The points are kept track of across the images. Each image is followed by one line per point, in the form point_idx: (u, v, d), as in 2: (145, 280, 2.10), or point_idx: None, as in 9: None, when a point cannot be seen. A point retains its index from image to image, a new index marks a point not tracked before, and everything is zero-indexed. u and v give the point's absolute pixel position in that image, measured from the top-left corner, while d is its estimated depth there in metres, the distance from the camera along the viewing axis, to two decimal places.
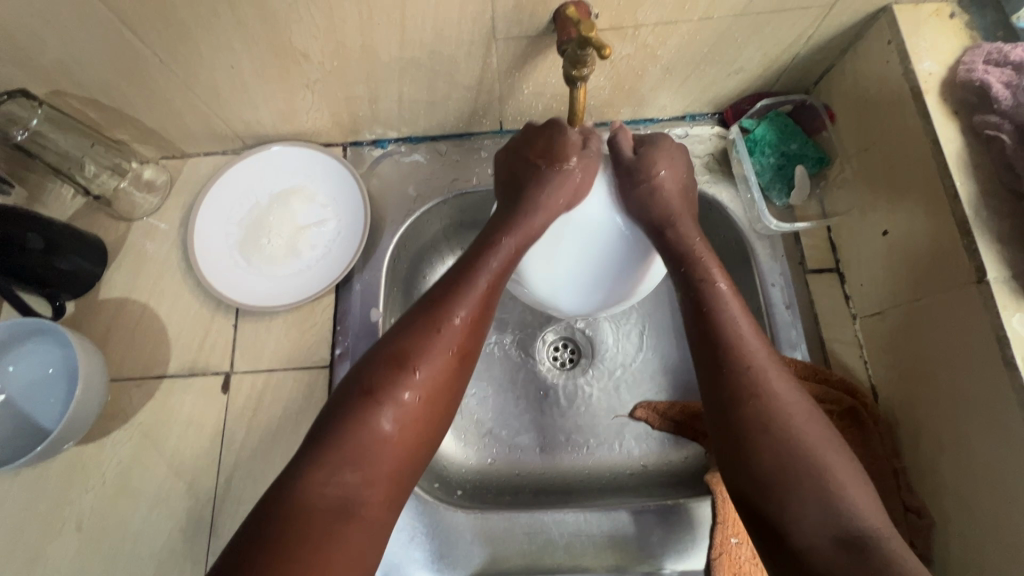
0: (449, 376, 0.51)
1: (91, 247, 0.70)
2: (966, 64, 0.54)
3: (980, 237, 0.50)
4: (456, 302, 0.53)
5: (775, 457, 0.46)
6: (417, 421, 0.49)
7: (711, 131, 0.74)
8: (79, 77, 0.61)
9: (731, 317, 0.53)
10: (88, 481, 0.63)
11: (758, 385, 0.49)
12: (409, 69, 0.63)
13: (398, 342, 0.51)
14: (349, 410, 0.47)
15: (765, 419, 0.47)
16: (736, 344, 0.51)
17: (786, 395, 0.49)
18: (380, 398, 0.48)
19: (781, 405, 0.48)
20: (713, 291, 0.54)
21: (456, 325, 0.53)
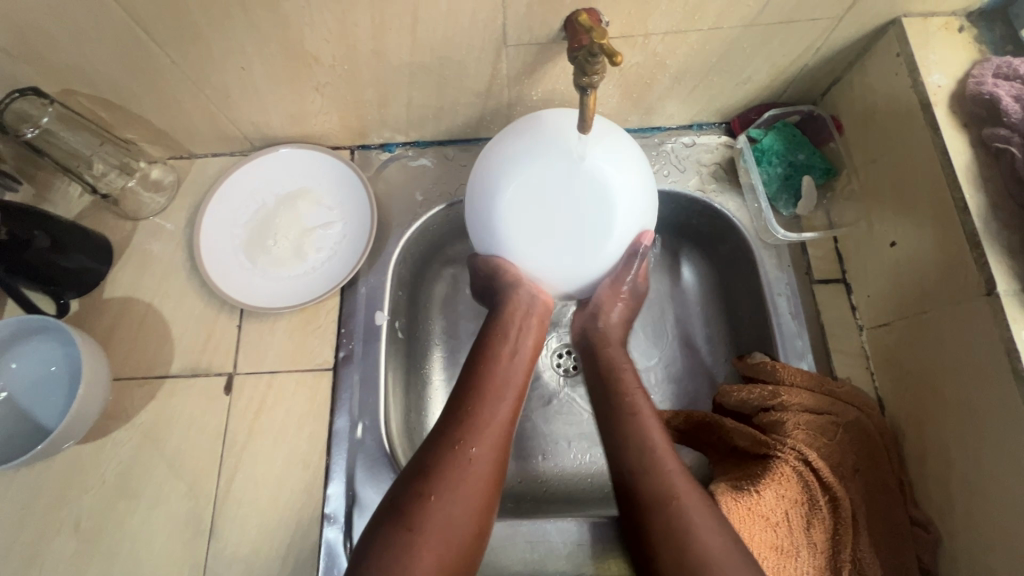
0: (483, 479, 0.52)
1: (97, 245, 0.70)
2: (975, 77, 0.55)
3: (989, 249, 0.50)
4: (482, 408, 0.55)
5: (662, 522, 0.49)
6: (451, 525, 0.48)
7: (718, 140, 0.75)
8: (91, 76, 0.61)
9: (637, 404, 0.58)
10: (88, 481, 0.63)
11: (651, 474, 0.52)
12: (419, 74, 0.63)
13: (427, 454, 0.52)
14: (387, 525, 0.48)
15: (665, 506, 0.50)
16: (632, 433, 0.56)
17: (686, 490, 0.51)
18: (412, 510, 0.48)
19: (671, 490, 0.51)
20: (632, 403, 0.59)
21: (479, 426, 0.54)
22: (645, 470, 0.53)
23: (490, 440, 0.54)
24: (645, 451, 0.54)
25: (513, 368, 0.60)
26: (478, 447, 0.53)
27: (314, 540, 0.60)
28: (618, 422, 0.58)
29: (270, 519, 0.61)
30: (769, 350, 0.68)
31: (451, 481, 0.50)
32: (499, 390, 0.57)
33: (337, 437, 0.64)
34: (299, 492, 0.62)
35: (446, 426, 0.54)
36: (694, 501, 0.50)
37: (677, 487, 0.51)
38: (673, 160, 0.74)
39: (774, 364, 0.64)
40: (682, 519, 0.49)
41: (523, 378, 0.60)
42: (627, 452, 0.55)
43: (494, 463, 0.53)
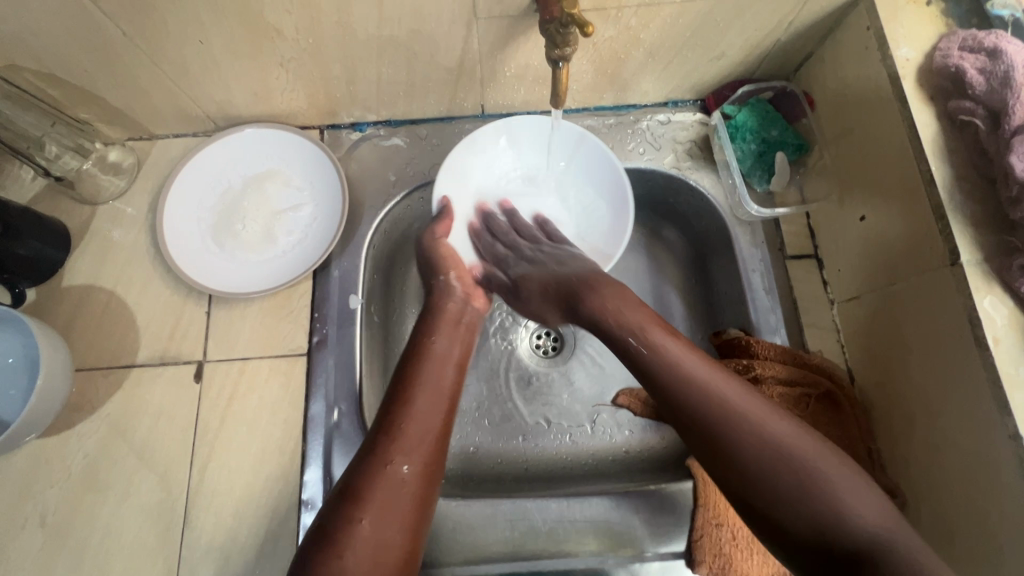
0: (413, 496, 0.50)
1: (53, 231, 0.67)
2: (942, 50, 0.55)
3: (954, 219, 0.51)
4: (389, 423, 0.53)
5: (775, 464, 0.46)
6: (380, 548, 0.47)
7: (693, 117, 0.74)
8: (36, 50, 0.57)
9: (694, 368, 0.52)
10: (53, 475, 0.61)
11: (751, 434, 0.47)
12: (388, 48, 0.61)
13: (357, 474, 0.50)
14: (310, 547, 0.46)
15: (776, 451, 0.46)
16: (685, 383, 0.51)
17: (783, 429, 0.48)
18: (337, 530, 0.47)
19: (761, 431, 0.48)
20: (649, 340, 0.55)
21: (408, 439, 0.52)
22: (738, 427, 0.48)
23: (423, 457, 0.52)
24: (727, 406, 0.49)
25: (444, 377, 0.58)
26: (412, 458, 0.52)
27: (292, 526, 0.60)
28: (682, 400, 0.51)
29: (246, 507, 0.60)
30: (743, 325, 0.68)
31: (376, 504, 0.48)
32: (423, 399, 0.55)
33: (313, 423, 0.63)
34: (275, 479, 0.61)
35: (375, 442, 0.52)
36: (773, 422, 0.48)
37: (706, 375, 0.51)
38: (648, 138, 0.74)
39: (748, 339, 0.65)
40: (795, 450, 0.46)
41: (456, 385, 0.59)
42: (716, 424, 0.49)
43: (426, 480, 0.52)
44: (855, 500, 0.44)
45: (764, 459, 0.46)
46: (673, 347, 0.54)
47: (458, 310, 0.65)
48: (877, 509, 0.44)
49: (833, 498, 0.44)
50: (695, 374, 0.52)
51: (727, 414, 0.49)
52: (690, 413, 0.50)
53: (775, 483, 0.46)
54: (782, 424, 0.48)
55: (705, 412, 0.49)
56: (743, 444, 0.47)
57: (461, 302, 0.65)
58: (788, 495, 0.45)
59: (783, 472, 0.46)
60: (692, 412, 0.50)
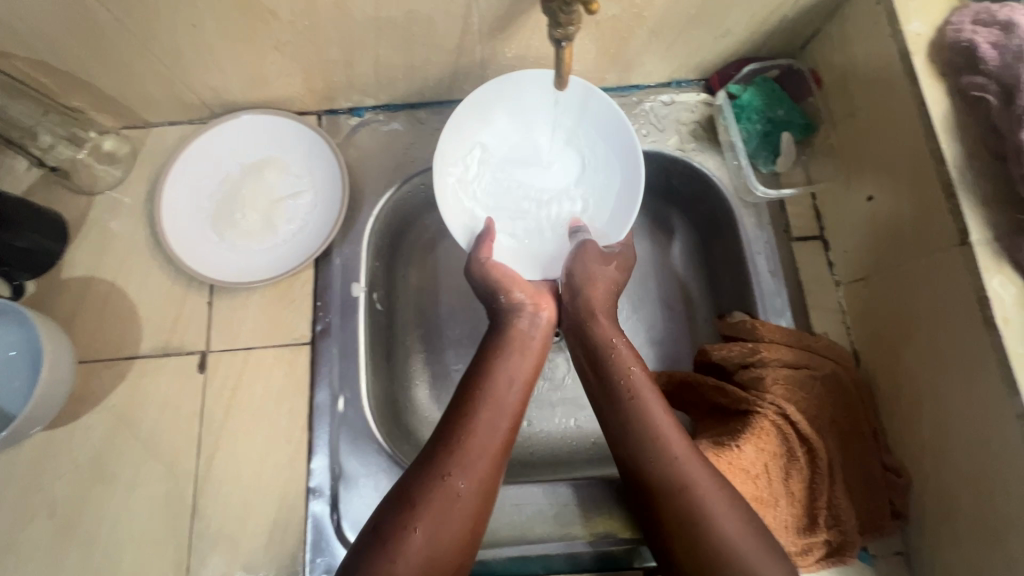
0: (468, 515, 0.51)
1: (50, 222, 0.66)
2: (954, 25, 0.53)
3: (964, 199, 0.50)
4: (446, 441, 0.54)
5: (675, 490, 0.51)
6: (432, 560, 0.49)
7: (697, 98, 0.73)
8: (24, 36, 0.56)
9: (652, 412, 0.56)
10: (61, 466, 0.61)
11: (673, 469, 0.52)
12: (386, 29, 0.60)
13: (410, 485, 0.52)
14: (365, 557, 0.48)
15: (696, 523, 0.50)
16: (611, 373, 0.59)
17: (710, 486, 0.51)
18: (388, 540, 0.48)
19: (669, 453, 0.53)
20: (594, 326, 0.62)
21: (469, 455, 0.53)
22: (682, 495, 0.51)
23: (482, 476, 0.53)
24: (660, 444, 0.54)
25: (509, 395, 0.58)
26: (470, 473, 0.52)
27: (300, 514, 0.60)
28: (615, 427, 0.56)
29: (254, 495, 0.60)
30: (748, 308, 0.68)
31: (430, 518, 0.50)
32: (490, 418, 0.55)
33: (318, 411, 0.63)
34: (282, 468, 0.61)
35: (432, 454, 0.54)
36: (677, 438, 0.54)
37: (642, 387, 0.58)
38: (652, 119, 0.73)
39: (753, 322, 0.65)
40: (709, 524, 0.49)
41: (520, 404, 0.58)
42: (645, 465, 0.53)
43: (482, 497, 0.52)
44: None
45: (676, 473, 0.52)
46: (637, 377, 0.58)
47: (528, 328, 0.63)
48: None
49: (736, 573, 0.48)
50: (651, 415, 0.56)
51: (652, 445, 0.54)
52: (623, 442, 0.55)
53: (676, 505, 0.51)
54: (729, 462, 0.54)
55: (643, 478, 0.53)
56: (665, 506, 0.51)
57: (533, 317, 0.63)
58: (677, 515, 0.50)
59: (687, 485, 0.51)
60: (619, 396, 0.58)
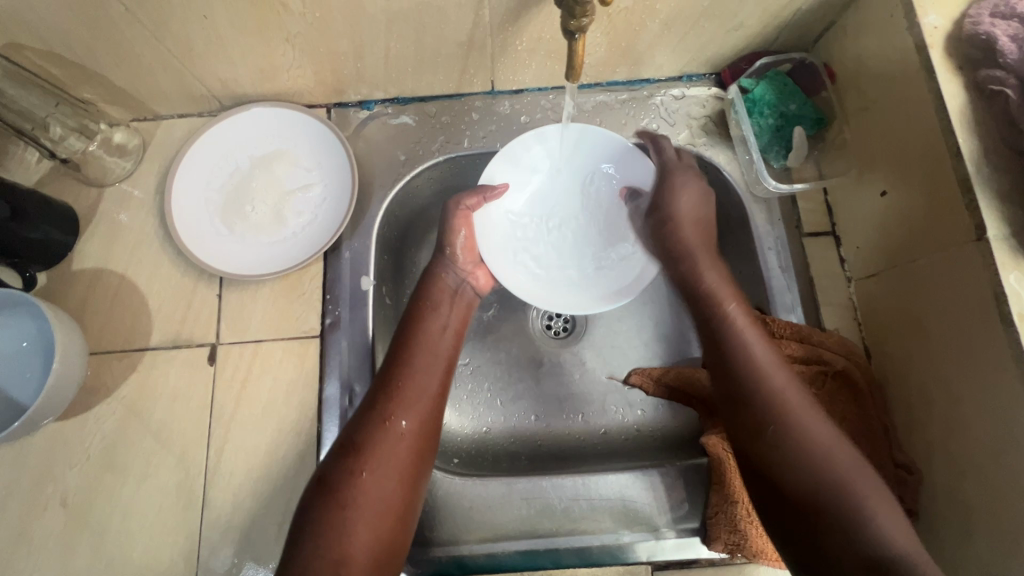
0: (411, 450, 0.52)
1: (60, 214, 0.66)
2: (972, 17, 0.53)
3: (982, 194, 0.50)
4: (384, 387, 0.55)
5: (818, 485, 0.48)
6: (381, 498, 0.49)
7: (708, 92, 0.73)
8: (36, 27, 0.56)
9: (756, 352, 0.54)
10: (72, 457, 0.61)
11: (783, 417, 0.51)
12: (396, 22, 0.59)
13: (353, 429, 0.52)
14: (312, 502, 0.49)
15: (830, 476, 0.48)
16: (749, 364, 0.54)
17: (819, 430, 0.50)
18: (338, 485, 0.49)
19: (804, 432, 0.50)
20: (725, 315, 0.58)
21: (408, 397, 0.54)
22: (785, 436, 0.50)
23: (424, 416, 0.54)
24: (790, 419, 0.50)
25: (440, 341, 0.60)
26: (413, 411, 0.54)
27: None
28: (729, 373, 0.54)
29: (264, 487, 0.61)
30: (759, 304, 0.68)
31: (375, 456, 0.50)
32: (426, 363, 0.57)
33: (328, 404, 0.63)
34: (292, 460, 0.61)
35: (374, 399, 0.54)
36: (808, 413, 0.51)
37: (764, 357, 0.54)
38: (663, 113, 0.72)
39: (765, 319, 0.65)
40: (840, 474, 0.48)
41: (453, 350, 0.60)
42: (759, 410, 0.52)
43: (425, 436, 0.54)
44: (887, 520, 0.46)
45: (808, 468, 0.48)
46: (743, 328, 0.56)
47: (464, 291, 0.66)
48: (903, 528, 0.46)
49: (860, 516, 0.46)
50: (749, 352, 0.55)
51: (761, 395, 0.52)
52: (745, 397, 0.53)
53: (811, 499, 0.48)
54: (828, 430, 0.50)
55: (757, 422, 0.52)
56: (786, 453, 0.50)
57: (458, 276, 0.66)
58: (828, 504, 0.47)
59: (821, 485, 0.48)
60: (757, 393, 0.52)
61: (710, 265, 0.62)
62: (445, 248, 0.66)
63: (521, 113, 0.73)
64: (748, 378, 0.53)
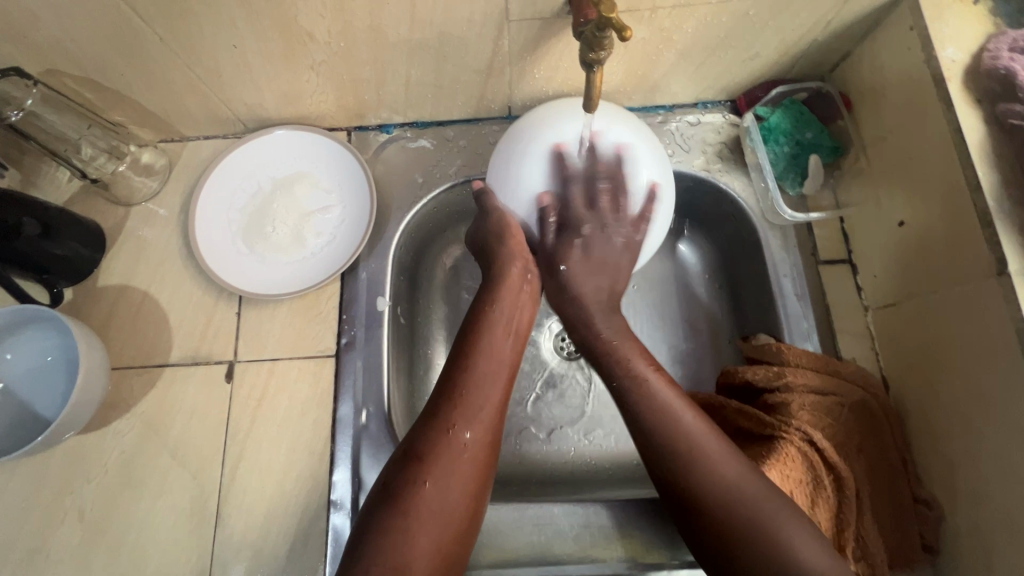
0: (475, 462, 0.50)
1: (88, 232, 0.68)
2: (991, 51, 0.53)
3: (1002, 228, 0.49)
4: (450, 400, 0.53)
5: (750, 526, 0.46)
6: (444, 509, 0.47)
7: (723, 119, 0.73)
8: (74, 54, 0.58)
9: (664, 402, 0.52)
10: (90, 471, 0.62)
11: (725, 546, 0.46)
12: (418, 51, 0.61)
13: (417, 437, 0.51)
14: (378, 511, 0.47)
15: (747, 517, 0.46)
16: (643, 398, 0.53)
17: (750, 484, 0.48)
18: (402, 495, 0.47)
19: (719, 474, 0.48)
20: (632, 369, 0.55)
21: (472, 404, 0.53)
22: (736, 544, 0.46)
23: (486, 433, 0.52)
24: (692, 463, 0.49)
25: (503, 347, 0.58)
26: (477, 417, 0.52)
27: (321, 526, 0.60)
28: (652, 449, 0.51)
29: (276, 505, 0.61)
30: (774, 331, 0.67)
31: (439, 467, 0.49)
32: (490, 371, 0.55)
33: (341, 425, 0.64)
34: (305, 479, 0.62)
35: (437, 406, 0.53)
36: (727, 462, 0.49)
37: (676, 403, 0.52)
38: (678, 139, 0.72)
39: (778, 346, 0.64)
40: (756, 501, 0.47)
41: (515, 358, 0.58)
42: (697, 480, 0.48)
43: (490, 441, 0.52)
44: (806, 553, 0.44)
45: (714, 497, 0.47)
46: (644, 374, 0.55)
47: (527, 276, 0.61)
48: (819, 552, 0.45)
49: (779, 547, 0.45)
50: (683, 432, 0.50)
51: (699, 511, 0.47)
52: (659, 456, 0.50)
53: (733, 531, 0.46)
54: (740, 467, 0.49)
55: (667, 474, 0.49)
56: (696, 511, 0.48)
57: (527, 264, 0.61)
58: (758, 557, 0.45)
59: (745, 525, 0.46)
60: (657, 442, 0.51)
61: (639, 354, 0.57)
62: (509, 238, 0.60)
63: None
64: (668, 434, 0.51)
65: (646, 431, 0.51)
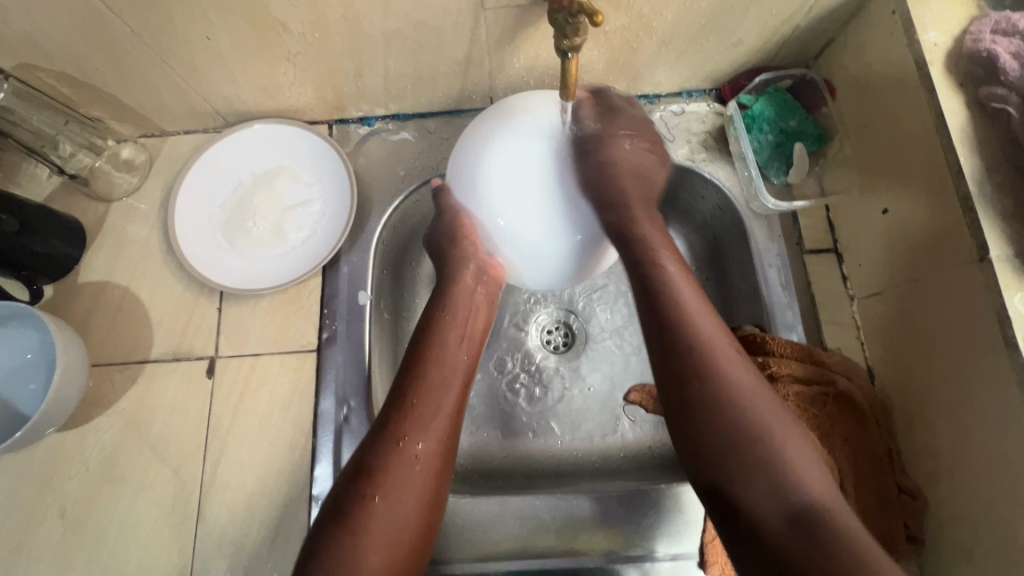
0: (427, 474, 0.50)
1: (68, 229, 0.68)
2: (973, 34, 0.52)
3: (984, 213, 0.48)
4: (404, 413, 0.52)
5: (742, 432, 0.47)
6: (396, 524, 0.47)
7: (708, 108, 0.72)
8: (46, 47, 0.58)
9: (689, 304, 0.52)
10: (71, 468, 0.62)
11: (722, 391, 0.48)
12: (395, 41, 0.60)
13: (368, 452, 0.50)
14: (325, 531, 0.46)
15: (754, 449, 0.46)
16: (682, 313, 0.52)
17: (744, 376, 0.49)
18: (351, 514, 0.47)
19: (732, 382, 0.49)
20: (659, 269, 0.54)
21: (426, 411, 0.52)
22: (725, 405, 0.48)
23: (438, 442, 0.52)
24: (710, 360, 0.49)
25: (458, 358, 0.57)
26: (429, 425, 0.52)
27: (303, 521, 0.60)
28: (670, 336, 0.51)
29: (258, 500, 0.61)
30: (759, 322, 0.67)
31: (388, 481, 0.48)
32: (444, 379, 0.55)
33: (322, 419, 0.63)
34: (286, 474, 0.62)
35: (387, 417, 0.52)
36: (741, 373, 0.49)
37: (694, 308, 0.52)
38: (662, 129, 0.72)
39: (762, 336, 0.63)
40: (741, 411, 0.47)
41: (468, 365, 0.58)
42: (708, 384, 0.49)
43: (444, 446, 0.52)
44: (807, 471, 0.46)
45: (731, 422, 0.47)
46: (676, 279, 0.54)
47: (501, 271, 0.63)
48: (820, 480, 0.46)
49: (783, 471, 0.45)
50: (678, 292, 0.53)
51: (704, 373, 0.49)
52: (677, 354, 0.50)
53: (733, 441, 0.47)
54: (750, 376, 0.49)
55: (682, 374, 0.50)
56: (712, 429, 0.48)
57: (482, 264, 0.62)
58: (747, 474, 0.46)
59: (751, 442, 0.46)
60: (677, 338, 0.51)
61: (668, 253, 0.56)
62: (463, 241, 0.61)
63: None
64: (693, 381, 0.49)
65: (661, 310, 0.52)
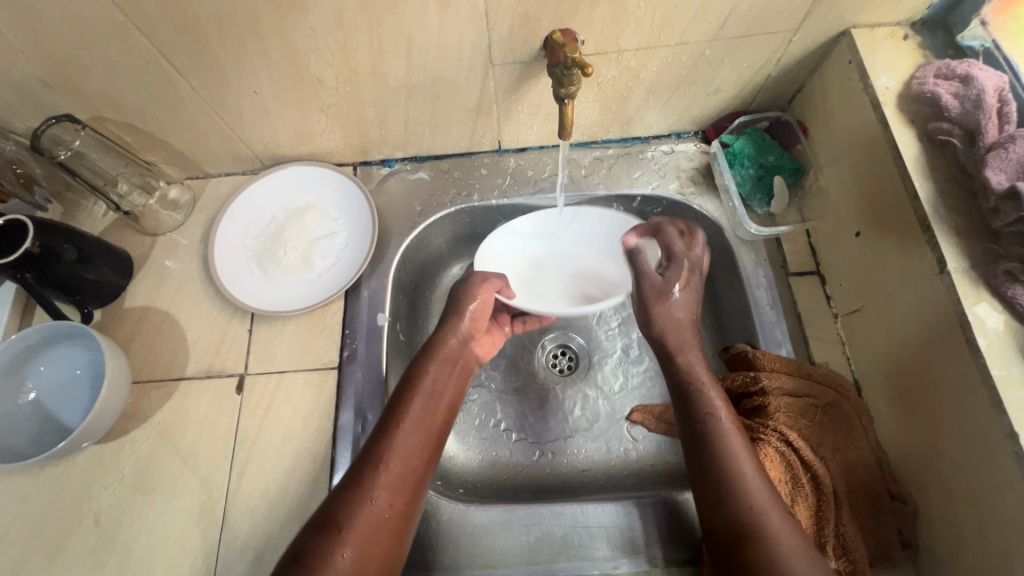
0: (412, 470, 0.55)
1: (118, 259, 0.75)
2: (918, 79, 0.60)
3: (940, 231, 0.54)
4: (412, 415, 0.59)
5: (760, 533, 0.50)
6: (379, 533, 0.51)
7: (694, 147, 0.80)
8: (117, 101, 0.67)
9: (737, 454, 0.55)
10: (107, 477, 0.66)
11: (737, 492, 0.53)
12: (415, 93, 0.69)
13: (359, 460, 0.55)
14: (313, 536, 0.49)
15: (765, 544, 0.49)
16: (725, 460, 0.55)
17: (779, 516, 0.51)
18: (344, 524, 0.49)
19: (762, 508, 0.51)
20: (713, 410, 0.58)
21: (392, 475, 0.54)
22: (748, 512, 0.51)
23: (393, 493, 0.53)
24: (747, 484, 0.53)
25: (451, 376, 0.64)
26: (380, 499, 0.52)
27: None
28: (709, 467, 0.55)
29: (279, 508, 0.64)
30: (750, 339, 0.71)
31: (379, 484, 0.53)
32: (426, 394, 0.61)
33: (342, 432, 0.67)
34: (307, 483, 0.65)
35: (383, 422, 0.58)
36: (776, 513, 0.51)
37: (739, 452, 0.55)
38: (653, 167, 0.79)
39: (754, 352, 0.68)
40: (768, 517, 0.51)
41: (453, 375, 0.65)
42: (737, 506, 0.52)
43: (403, 510, 0.53)
44: None
45: (751, 515, 0.51)
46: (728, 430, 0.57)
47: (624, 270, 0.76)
48: None
49: None
50: (728, 447, 0.55)
51: (725, 483, 0.53)
52: (714, 485, 0.54)
53: (754, 540, 0.50)
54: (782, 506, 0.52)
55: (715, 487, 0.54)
56: (726, 515, 0.52)
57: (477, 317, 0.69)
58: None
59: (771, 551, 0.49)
60: (714, 457, 0.55)
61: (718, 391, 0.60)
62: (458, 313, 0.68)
63: (527, 168, 0.81)
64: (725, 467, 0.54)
65: (706, 450, 0.56)
